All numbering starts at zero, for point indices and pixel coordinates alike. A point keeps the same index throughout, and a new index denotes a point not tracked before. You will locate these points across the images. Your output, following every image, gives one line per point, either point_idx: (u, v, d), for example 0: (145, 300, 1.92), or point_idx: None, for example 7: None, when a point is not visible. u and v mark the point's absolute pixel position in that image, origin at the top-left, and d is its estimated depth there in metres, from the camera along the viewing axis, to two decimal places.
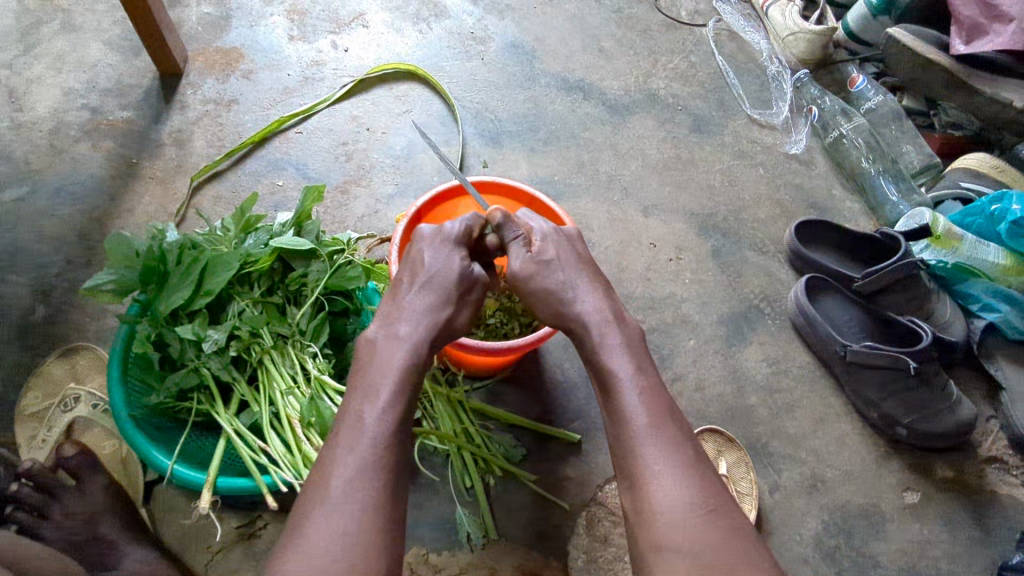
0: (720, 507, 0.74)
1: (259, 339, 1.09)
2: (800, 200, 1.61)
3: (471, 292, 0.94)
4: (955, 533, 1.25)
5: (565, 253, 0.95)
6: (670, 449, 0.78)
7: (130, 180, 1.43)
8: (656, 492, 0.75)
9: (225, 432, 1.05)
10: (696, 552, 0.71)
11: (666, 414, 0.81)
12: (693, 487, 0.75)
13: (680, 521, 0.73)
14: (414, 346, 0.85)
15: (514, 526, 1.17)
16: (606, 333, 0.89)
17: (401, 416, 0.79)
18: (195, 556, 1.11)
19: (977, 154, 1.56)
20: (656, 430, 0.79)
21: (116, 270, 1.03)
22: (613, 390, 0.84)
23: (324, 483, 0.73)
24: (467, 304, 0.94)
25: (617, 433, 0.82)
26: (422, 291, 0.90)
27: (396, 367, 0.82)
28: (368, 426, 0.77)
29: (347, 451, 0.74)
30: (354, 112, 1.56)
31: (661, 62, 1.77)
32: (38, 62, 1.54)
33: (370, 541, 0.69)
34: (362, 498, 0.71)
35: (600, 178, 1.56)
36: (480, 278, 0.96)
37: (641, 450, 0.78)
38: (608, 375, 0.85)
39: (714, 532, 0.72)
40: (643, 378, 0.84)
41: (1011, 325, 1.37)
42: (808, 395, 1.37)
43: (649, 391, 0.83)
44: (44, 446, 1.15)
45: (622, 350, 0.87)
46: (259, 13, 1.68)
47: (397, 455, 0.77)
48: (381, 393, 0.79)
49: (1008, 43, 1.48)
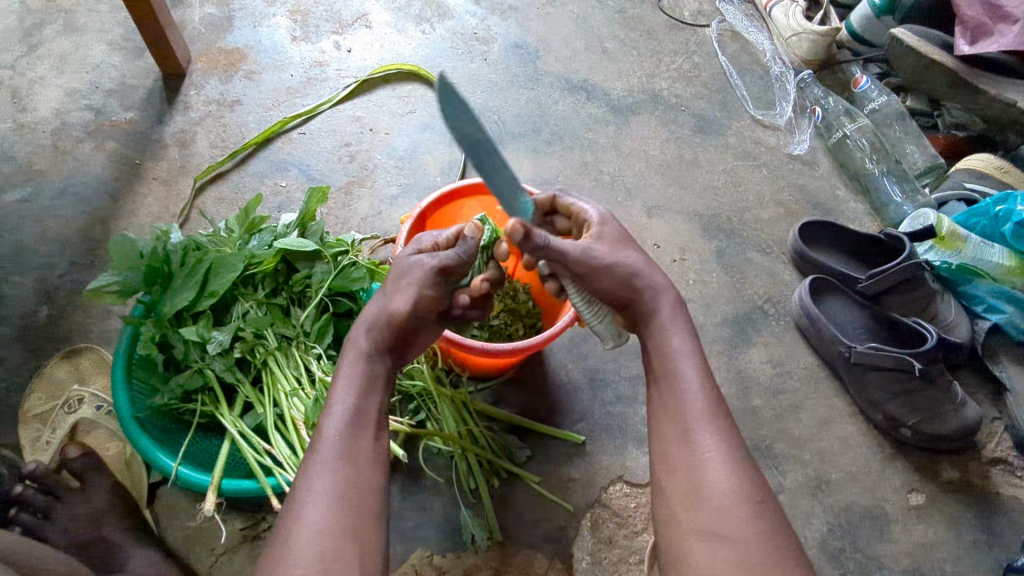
0: (765, 502, 0.75)
1: (262, 340, 1.09)
2: (804, 201, 1.61)
3: (409, 276, 0.88)
4: (960, 534, 1.25)
5: (623, 234, 0.96)
6: (722, 438, 0.79)
7: (133, 180, 1.42)
8: (705, 478, 0.76)
9: (229, 434, 1.04)
10: (737, 541, 0.71)
11: (719, 409, 0.82)
12: (741, 479, 0.76)
13: (725, 509, 0.74)
14: (358, 343, 0.86)
15: (518, 528, 1.16)
16: (673, 317, 0.90)
17: (358, 414, 0.80)
18: (199, 558, 1.10)
19: (984, 154, 1.56)
20: (711, 416, 0.81)
21: (120, 272, 1.03)
22: (674, 369, 0.86)
23: (299, 483, 0.74)
24: (407, 289, 0.87)
25: (672, 413, 0.83)
26: (380, 291, 0.90)
27: (347, 369, 0.83)
28: (326, 427, 0.78)
29: (314, 451, 0.76)
30: (357, 113, 1.56)
31: (664, 63, 1.76)
32: (41, 63, 1.54)
33: (342, 530, 0.70)
34: (327, 490, 0.72)
35: (604, 179, 1.56)
36: (419, 263, 0.89)
37: (696, 435, 0.80)
38: (669, 355, 0.87)
39: (758, 524, 0.72)
40: (704, 366, 0.86)
41: (1014, 325, 1.38)
42: (812, 396, 1.37)
43: (707, 380, 0.85)
44: (47, 448, 1.14)
45: (685, 333, 0.89)
46: (262, 13, 1.68)
47: (362, 452, 0.77)
48: (335, 392, 0.81)
49: (1013, 44, 1.48)
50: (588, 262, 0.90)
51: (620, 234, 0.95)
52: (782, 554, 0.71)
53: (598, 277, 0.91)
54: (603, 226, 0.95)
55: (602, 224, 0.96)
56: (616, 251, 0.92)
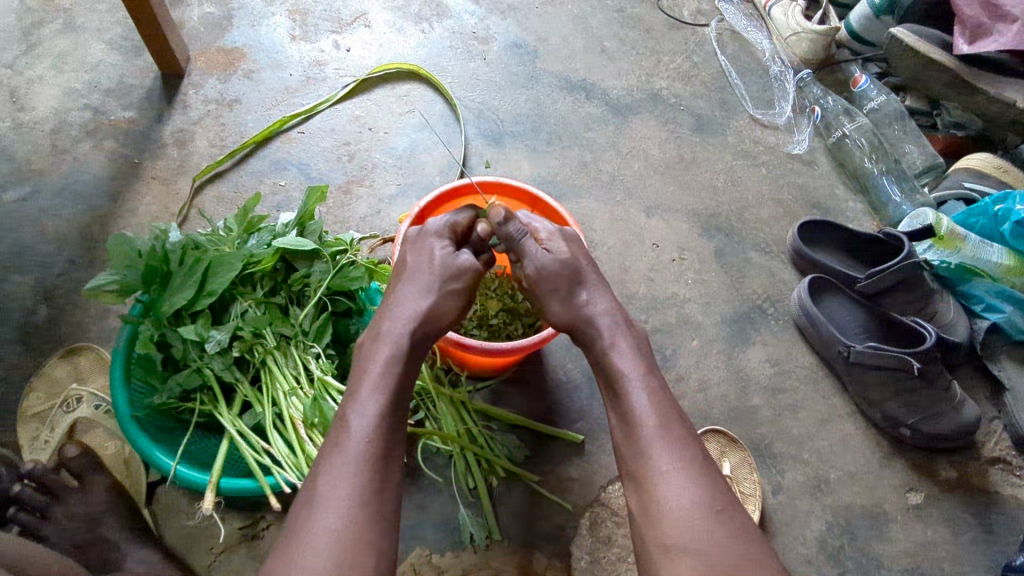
0: (729, 508, 0.76)
1: (262, 339, 1.09)
2: (803, 200, 1.61)
3: (460, 279, 0.93)
4: (959, 534, 1.25)
5: (579, 253, 0.97)
6: (677, 447, 0.80)
7: (131, 179, 1.42)
8: (665, 492, 0.77)
9: (228, 433, 1.04)
10: (701, 551, 0.72)
11: (673, 416, 0.83)
12: (702, 486, 0.76)
13: (687, 519, 0.74)
14: (398, 339, 0.86)
15: (516, 527, 1.16)
16: (616, 336, 0.91)
17: (386, 413, 0.80)
18: (197, 557, 1.10)
19: (983, 154, 1.56)
20: (665, 428, 0.81)
21: (119, 271, 1.02)
22: (622, 391, 0.86)
23: (312, 486, 0.74)
24: (455, 293, 0.93)
25: (626, 432, 0.83)
26: (419, 283, 0.91)
27: (380, 363, 0.83)
28: (352, 426, 0.77)
29: (337, 450, 0.76)
30: (356, 112, 1.56)
31: (663, 62, 1.76)
32: (39, 62, 1.54)
33: (359, 537, 0.70)
34: (349, 494, 0.72)
35: (602, 178, 1.56)
36: (468, 264, 0.94)
37: (651, 449, 0.80)
38: (618, 377, 0.87)
39: (720, 531, 0.73)
40: (652, 378, 0.87)
41: (1012, 324, 1.37)
42: (811, 395, 1.37)
43: (658, 393, 0.85)
44: (46, 448, 1.14)
45: (632, 352, 0.90)
46: (261, 13, 1.68)
47: (387, 455, 0.77)
48: (362, 389, 0.81)
49: (1012, 43, 1.48)
50: (541, 280, 0.94)
51: (569, 254, 0.95)
52: (749, 558, 0.72)
53: (547, 307, 0.95)
54: (556, 239, 0.97)
55: (551, 238, 0.97)
56: (561, 280, 0.94)
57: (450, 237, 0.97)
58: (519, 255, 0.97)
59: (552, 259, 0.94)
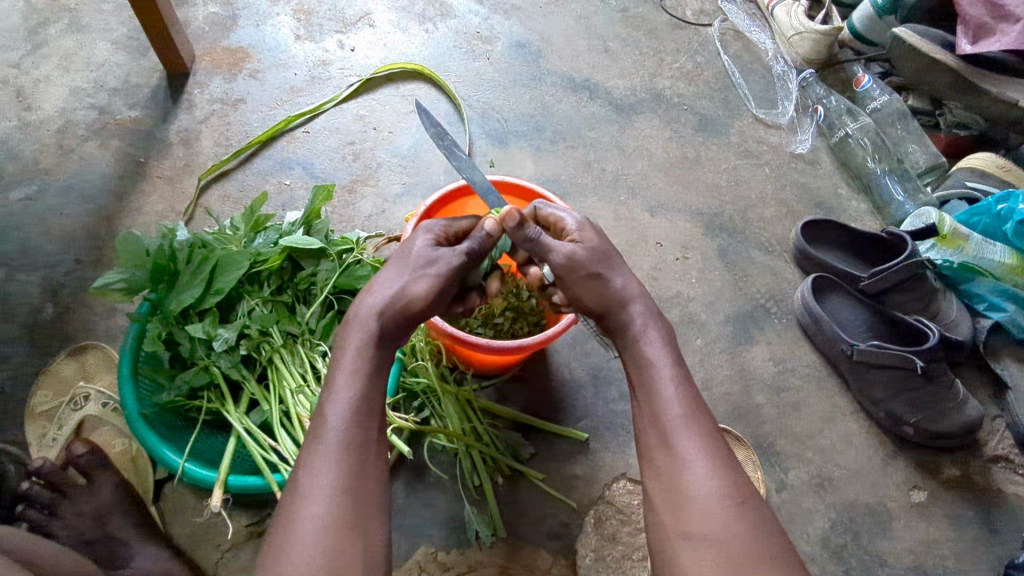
0: (749, 500, 0.76)
1: (268, 337, 1.10)
2: (806, 200, 1.61)
3: (435, 267, 0.91)
4: (962, 532, 1.26)
5: (601, 242, 0.95)
6: (702, 439, 0.80)
7: (137, 179, 1.43)
8: (688, 482, 0.78)
9: (235, 431, 1.05)
10: (721, 541, 0.73)
11: (700, 408, 0.84)
12: (723, 478, 0.77)
13: (709, 511, 0.75)
14: (365, 321, 0.86)
15: (522, 525, 1.17)
16: (647, 324, 0.91)
17: (362, 401, 0.80)
18: (206, 555, 1.11)
19: (983, 154, 1.56)
20: (690, 420, 0.82)
21: (126, 270, 1.03)
22: (651, 382, 0.87)
23: (297, 474, 0.75)
24: (428, 277, 0.90)
25: (652, 421, 0.84)
26: (394, 268, 0.91)
27: (352, 350, 0.84)
28: (330, 414, 0.78)
29: (315, 440, 0.76)
30: (361, 112, 1.56)
31: (666, 62, 1.77)
32: (45, 62, 1.54)
33: (346, 523, 0.71)
34: (331, 482, 0.73)
35: (606, 177, 1.56)
36: (449, 254, 0.92)
37: (677, 440, 0.81)
38: (646, 364, 0.88)
39: (742, 523, 0.74)
40: (680, 370, 0.87)
41: (1016, 324, 1.37)
42: (815, 394, 1.37)
43: (685, 385, 0.86)
44: (53, 445, 1.14)
45: (660, 341, 0.90)
46: (265, 12, 1.68)
47: (366, 441, 0.78)
48: (338, 375, 0.81)
49: (1014, 44, 1.48)
50: (572, 268, 0.92)
51: (599, 243, 0.95)
52: (772, 553, 0.72)
53: (580, 292, 0.94)
54: (587, 231, 0.95)
55: (580, 230, 0.95)
56: (594, 266, 0.93)
57: (441, 236, 0.96)
58: (542, 253, 0.95)
59: (584, 247, 0.93)
